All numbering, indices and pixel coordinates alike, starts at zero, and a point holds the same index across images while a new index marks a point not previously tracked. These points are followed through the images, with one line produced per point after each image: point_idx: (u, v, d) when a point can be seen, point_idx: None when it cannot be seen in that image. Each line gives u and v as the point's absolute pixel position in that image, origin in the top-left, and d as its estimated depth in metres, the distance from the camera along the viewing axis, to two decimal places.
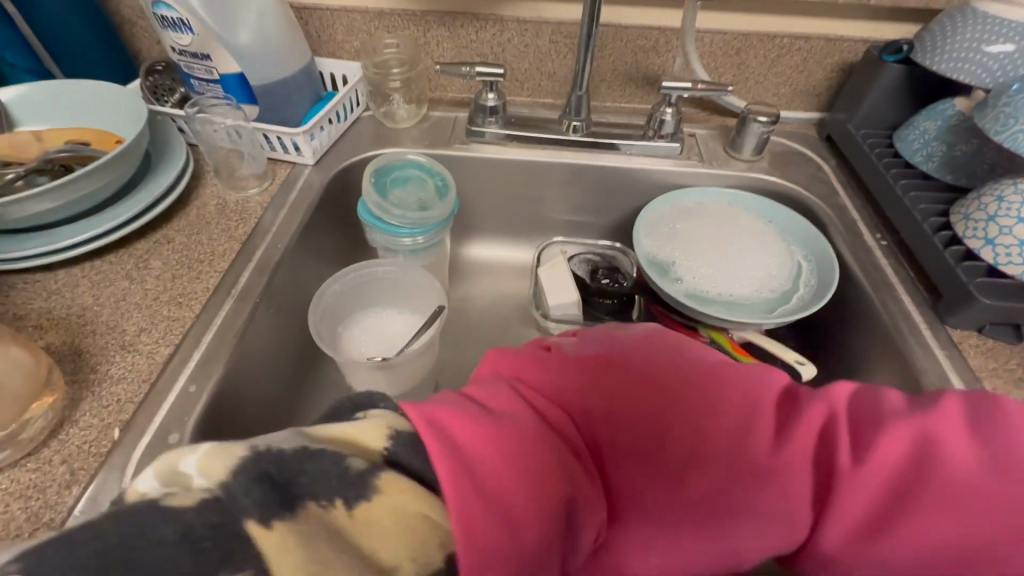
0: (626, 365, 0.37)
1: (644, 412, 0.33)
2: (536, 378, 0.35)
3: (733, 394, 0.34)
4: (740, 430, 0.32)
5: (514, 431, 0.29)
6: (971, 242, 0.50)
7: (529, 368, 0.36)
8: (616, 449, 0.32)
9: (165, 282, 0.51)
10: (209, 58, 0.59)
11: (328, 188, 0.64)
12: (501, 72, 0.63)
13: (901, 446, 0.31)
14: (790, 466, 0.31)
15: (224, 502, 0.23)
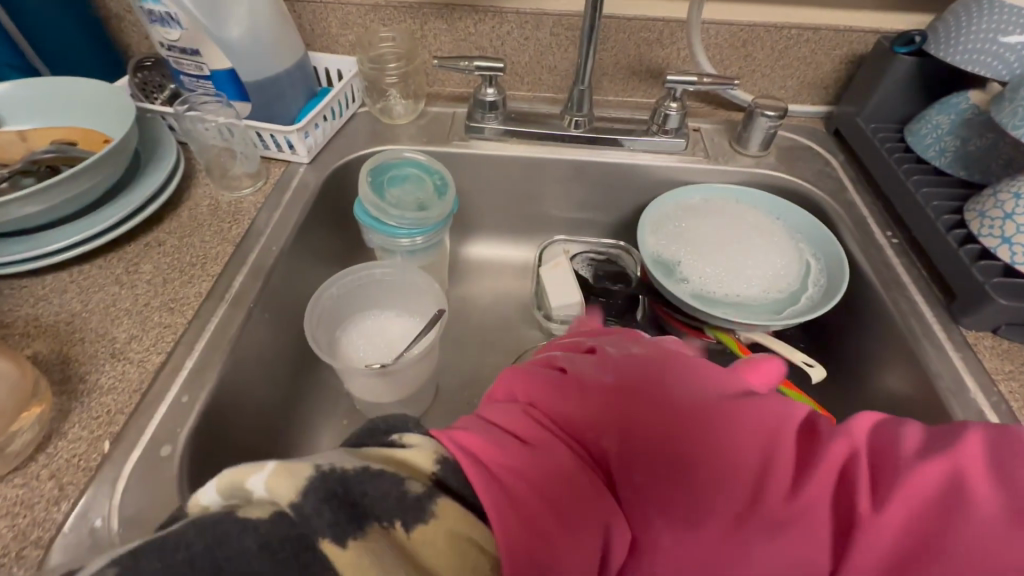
0: (642, 393, 0.35)
1: (662, 444, 0.32)
2: (553, 403, 0.34)
3: (750, 429, 0.33)
4: (758, 465, 0.31)
5: (547, 463, 0.30)
6: (987, 240, 0.48)
7: (544, 393, 0.35)
8: (634, 484, 0.31)
9: (156, 286, 0.50)
10: (198, 54, 0.57)
11: (324, 187, 0.62)
12: (500, 66, 0.61)
13: (925, 487, 0.29)
14: (810, 508, 0.29)
15: (299, 519, 0.25)
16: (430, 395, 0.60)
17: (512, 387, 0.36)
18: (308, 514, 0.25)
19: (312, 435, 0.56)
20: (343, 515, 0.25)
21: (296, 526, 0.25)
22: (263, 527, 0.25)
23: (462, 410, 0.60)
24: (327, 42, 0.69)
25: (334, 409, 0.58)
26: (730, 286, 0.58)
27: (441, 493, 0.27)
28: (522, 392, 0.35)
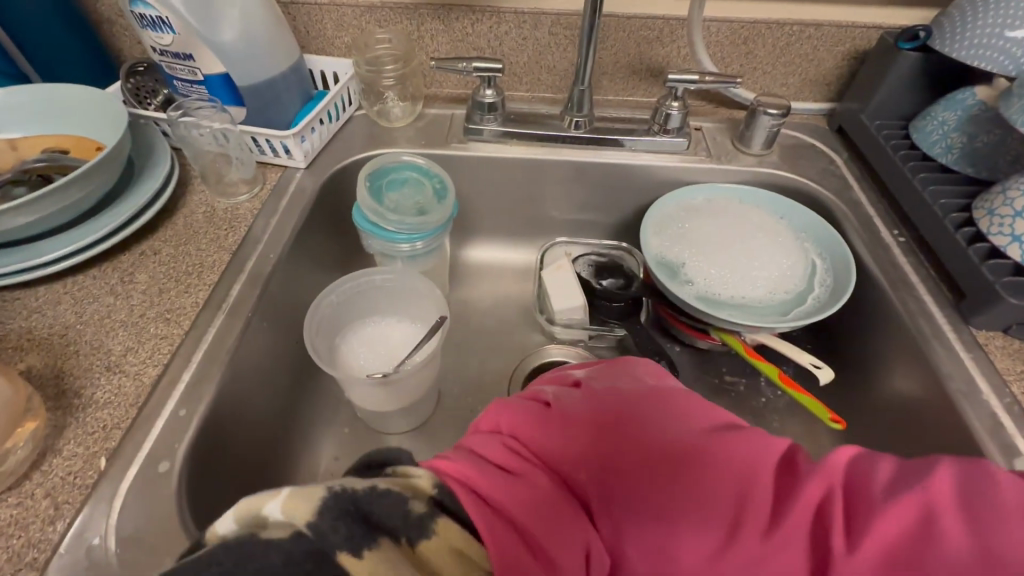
0: (621, 425, 0.35)
1: (636, 476, 0.32)
2: (535, 434, 0.35)
3: (728, 459, 0.32)
4: (734, 501, 0.30)
5: (527, 496, 0.30)
6: (997, 239, 0.47)
7: (526, 423, 0.35)
8: (612, 516, 0.31)
9: (152, 297, 0.49)
10: (191, 58, 0.56)
11: (321, 192, 0.61)
12: (499, 67, 0.60)
13: (897, 526, 0.28)
14: (789, 546, 0.28)
15: (314, 537, 0.26)
16: (432, 403, 0.59)
17: (495, 416, 0.36)
18: (323, 530, 0.26)
19: (313, 445, 0.55)
20: (357, 529, 0.26)
21: (312, 542, 0.26)
22: (284, 544, 0.25)
23: (465, 417, 0.60)
24: (322, 45, 0.68)
25: (335, 418, 0.58)
26: (735, 289, 0.58)
27: (440, 514, 0.28)
28: (501, 423, 0.36)
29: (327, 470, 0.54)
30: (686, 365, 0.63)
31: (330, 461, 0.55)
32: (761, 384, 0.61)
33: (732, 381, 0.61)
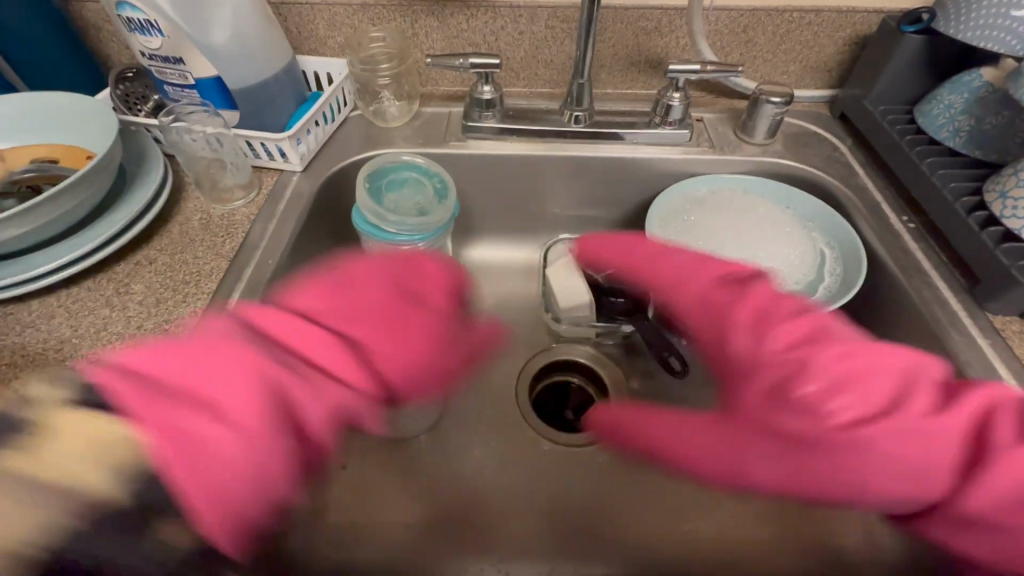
0: (822, 327, 0.37)
1: (819, 369, 0.34)
2: (725, 320, 0.40)
3: (880, 361, 0.34)
4: (891, 396, 0.34)
5: (229, 437, 0.28)
6: (1011, 222, 0.47)
7: (727, 301, 0.41)
8: (786, 401, 0.34)
9: (149, 308, 0.48)
10: (182, 62, 0.54)
11: (320, 194, 0.60)
12: (496, 62, 0.59)
13: (955, 419, 0.32)
14: (952, 436, 0.32)
15: None
16: (439, 406, 0.58)
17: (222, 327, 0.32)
18: None
19: None
20: None
21: None
22: None
23: (473, 420, 0.59)
24: (315, 45, 0.67)
25: None
26: None
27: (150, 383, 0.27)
28: (715, 282, 0.43)
29: None
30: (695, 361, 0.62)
31: None
32: None
33: None
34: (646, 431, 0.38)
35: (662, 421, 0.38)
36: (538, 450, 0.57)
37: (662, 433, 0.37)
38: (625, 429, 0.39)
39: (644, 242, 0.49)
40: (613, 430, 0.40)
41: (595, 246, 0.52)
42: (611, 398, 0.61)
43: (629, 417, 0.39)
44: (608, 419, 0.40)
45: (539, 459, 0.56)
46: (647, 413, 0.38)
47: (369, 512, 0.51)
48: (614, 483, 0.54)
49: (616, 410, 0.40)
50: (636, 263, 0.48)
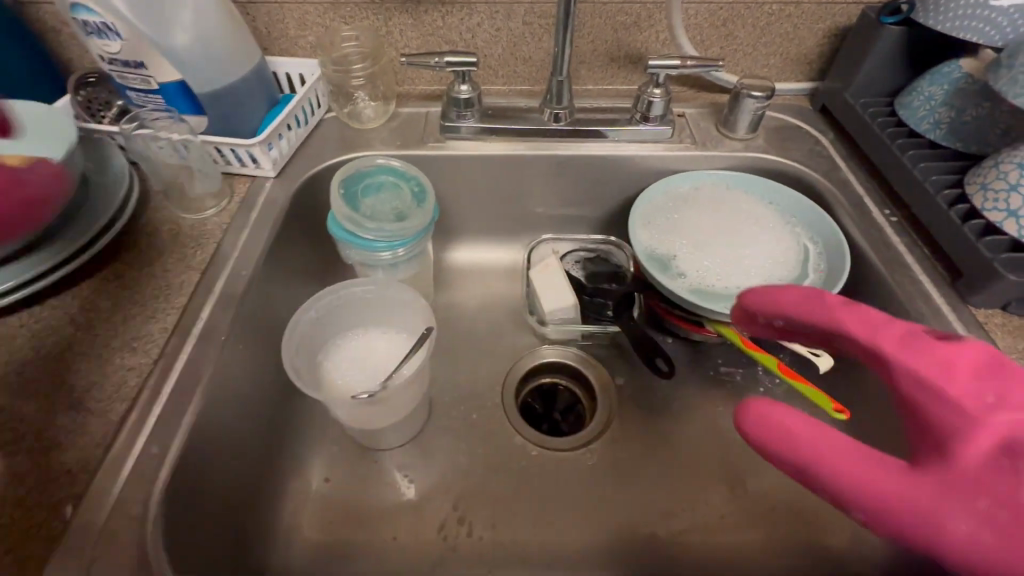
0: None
1: None
2: (928, 384, 0.30)
3: None
4: None
5: None
6: (992, 214, 0.47)
7: (939, 360, 0.31)
8: None
9: (115, 324, 0.46)
10: (143, 66, 0.52)
11: (295, 200, 0.58)
12: (473, 61, 0.57)
13: None
14: None
15: None
16: (424, 413, 0.57)
17: None
18: None
19: (301, 468, 0.53)
20: None
21: None
22: None
23: (459, 427, 0.57)
24: (286, 46, 0.64)
25: (323, 438, 0.55)
26: (728, 278, 0.56)
27: None
28: (918, 333, 0.32)
29: (316, 494, 0.52)
30: (682, 361, 0.62)
31: (321, 483, 0.53)
32: (758, 374, 0.61)
33: (728, 372, 0.61)
34: (808, 453, 0.31)
35: (839, 451, 0.31)
36: (526, 456, 0.56)
37: (827, 456, 0.31)
38: (778, 439, 0.32)
39: (815, 290, 0.36)
40: (764, 434, 0.32)
41: (749, 297, 0.40)
42: (597, 401, 0.60)
43: (792, 428, 0.32)
44: (756, 423, 0.33)
45: (527, 465, 0.55)
46: (819, 432, 0.31)
47: (355, 527, 0.50)
48: (603, 487, 0.54)
49: (771, 407, 0.33)
50: (796, 308, 0.36)
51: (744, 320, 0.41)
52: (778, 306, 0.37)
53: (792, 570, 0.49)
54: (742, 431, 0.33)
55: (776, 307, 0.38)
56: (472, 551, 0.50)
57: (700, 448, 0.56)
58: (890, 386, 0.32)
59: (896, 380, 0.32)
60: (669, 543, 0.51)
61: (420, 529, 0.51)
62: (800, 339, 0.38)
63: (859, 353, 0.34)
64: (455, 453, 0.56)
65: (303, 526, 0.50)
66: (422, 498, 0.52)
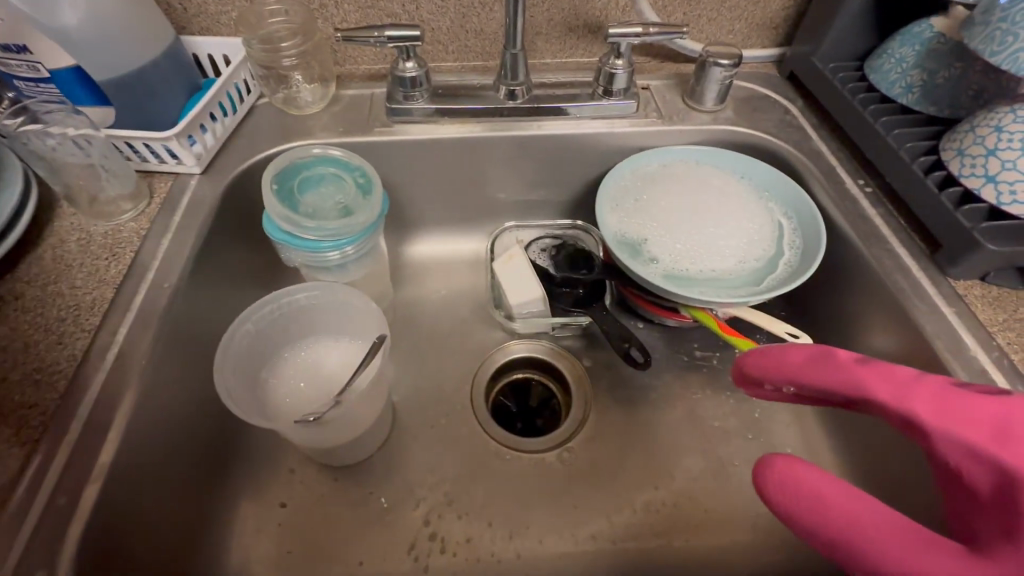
0: None
1: None
2: (970, 447, 0.33)
3: None
4: None
5: None
6: (969, 181, 0.45)
7: (972, 423, 0.34)
8: None
9: (13, 355, 0.39)
10: (27, 50, 0.44)
11: (226, 198, 0.52)
12: (417, 35, 0.51)
13: None
14: None
15: None
16: (388, 423, 0.52)
17: None
18: None
19: (252, 494, 0.48)
20: None
21: None
22: None
23: (426, 435, 0.53)
24: (206, 23, 0.57)
25: (277, 459, 0.50)
26: (703, 262, 0.53)
27: None
28: (947, 394, 0.35)
29: (272, 521, 0.47)
30: (658, 348, 0.59)
31: (276, 508, 0.48)
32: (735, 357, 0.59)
33: (704, 357, 0.59)
34: (828, 512, 0.34)
35: (860, 514, 0.33)
36: (500, 462, 0.52)
37: (854, 522, 0.33)
38: (800, 499, 0.35)
39: (827, 350, 0.40)
40: (787, 493, 0.35)
41: (759, 361, 0.43)
42: (573, 395, 0.57)
43: (813, 487, 0.34)
44: (779, 482, 0.35)
45: (502, 471, 0.52)
46: (838, 491, 0.34)
47: (317, 554, 0.46)
48: (584, 488, 0.51)
49: (793, 465, 0.36)
50: (812, 372, 0.39)
51: (750, 383, 0.44)
52: (791, 371, 0.40)
53: (779, 559, 0.48)
54: (762, 490, 0.36)
55: (787, 371, 0.41)
56: (446, 570, 0.47)
57: (680, 440, 0.54)
58: (925, 447, 0.35)
59: (932, 442, 0.35)
60: (653, 542, 0.49)
61: (388, 551, 0.47)
62: (822, 400, 0.41)
63: (890, 416, 0.37)
64: (424, 464, 0.52)
65: (258, 559, 0.45)
66: (389, 517, 0.49)
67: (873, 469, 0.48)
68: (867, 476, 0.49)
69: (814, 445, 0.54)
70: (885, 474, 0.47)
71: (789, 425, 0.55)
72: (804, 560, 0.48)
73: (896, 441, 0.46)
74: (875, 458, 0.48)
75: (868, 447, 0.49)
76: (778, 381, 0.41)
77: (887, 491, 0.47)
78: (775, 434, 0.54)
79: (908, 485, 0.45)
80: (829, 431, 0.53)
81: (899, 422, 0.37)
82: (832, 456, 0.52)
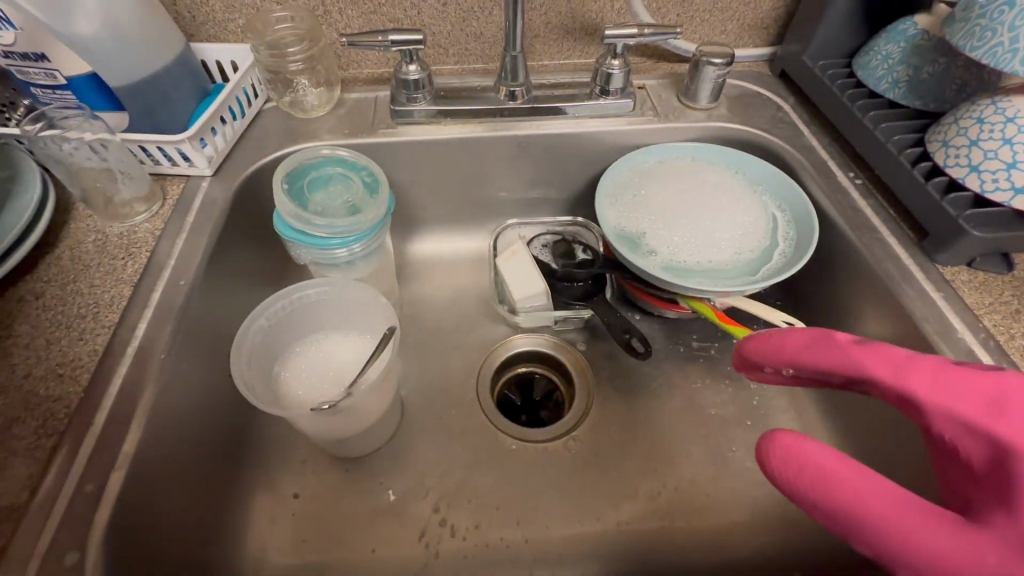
0: None
1: None
2: (964, 420, 0.35)
3: None
4: None
5: None
6: (954, 170, 0.46)
7: (969, 399, 0.35)
8: None
9: (37, 351, 0.41)
10: (46, 58, 0.46)
11: (237, 199, 0.53)
12: (420, 38, 0.53)
13: None
14: None
15: None
16: (397, 415, 0.54)
17: None
18: None
19: (266, 485, 0.50)
20: None
21: None
22: None
23: (433, 427, 0.55)
24: (214, 31, 0.59)
25: (290, 451, 0.52)
26: (701, 253, 0.55)
27: None
28: (943, 371, 0.37)
29: (286, 511, 0.49)
30: (657, 339, 0.61)
31: (290, 498, 0.49)
32: (733, 347, 0.60)
33: (702, 347, 0.61)
34: (828, 485, 0.35)
35: (857, 486, 0.35)
36: (506, 451, 0.54)
37: (853, 494, 0.35)
38: (802, 474, 0.36)
39: (826, 332, 0.41)
40: (790, 467, 0.36)
41: (759, 345, 0.44)
42: (577, 386, 0.59)
43: (814, 460, 0.36)
44: (782, 456, 0.37)
45: (508, 460, 0.53)
46: (839, 464, 0.36)
47: (332, 541, 0.48)
48: (589, 476, 0.52)
49: (797, 441, 0.37)
50: (811, 353, 0.41)
51: (752, 367, 0.46)
52: (791, 352, 0.42)
53: (777, 539, 0.49)
54: (767, 463, 0.38)
55: (788, 353, 0.42)
56: (456, 555, 0.48)
57: (681, 427, 0.55)
58: (921, 422, 0.37)
59: (927, 417, 0.37)
60: (657, 525, 0.50)
61: (400, 538, 0.48)
62: (821, 380, 0.43)
63: (887, 392, 0.39)
64: (432, 454, 0.53)
65: (274, 548, 0.47)
66: (399, 505, 0.50)
67: (870, 451, 0.50)
68: (863, 458, 0.51)
69: (811, 431, 0.55)
70: (882, 455, 0.48)
71: (787, 412, 0.57)
72: (805, 539, 0.49)
73: (891, 422, 0.47)
74: (871, 442, 0.50)
75: (865, 429, 0.51)
76: (778, 362, 0.43)
77: (882, 472, 0.48)
78: (774, 420, 0.56)
79: (902, 464, 0.46)
80: (826, 417, 0.55)
81: (896, 399, 0.38)
82: (829, 439, 0.54)
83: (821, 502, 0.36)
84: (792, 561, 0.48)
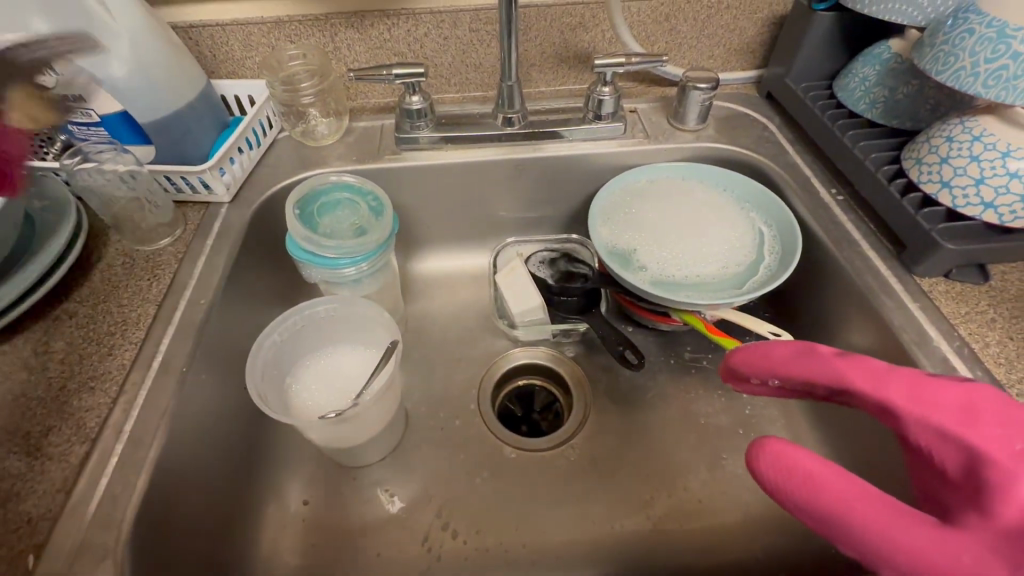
0: None
1: None
2: (939, 429, 0.37)
3: None
4: None
5: None
6: (927, 186, 0.49)
7: (944, 409, 0.37)
8: None
9: (71, 366, 0.45)
10: (83, 100, 0.51)
11: (252, 223, 0.57)
12: (422, 71, 0.57)
13: None
14: None
15: None
16: (402, 425, 0.57)
17: None
18: None
19: (278, 492, 0.53)
20: None
21: None
22: None
23: (436, 437, 0.57)
24: (233, 67, 0.64)
25: (299, 461, 0.55)
26: (688, 268, 0.57)
27: None
28: (920, 383, 0.38)
29: (297, 518, 0.52)
30: (651, 351, 0.63)
31: (299, 506, 0.52)
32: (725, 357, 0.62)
33: (695, 358, 0.63)
34: (816, 490, 0.37)
35: (843, 490, 0.36)
36: (503, 460, 0.56)
37: (840, 500, 0.36)
38: (792, 480, 0.38)
39: (810, 345, 0.43)
40: (780, 473, 0.38)
41: (746, 358, 0.46)
42: (574, 397, 0.61)
43: (801, 466, 0.38)
44: (772, 463, 0.38)
45: (507, 468, 0.55)
46: (827, 470, 0.37)
47: (338, 546, 0.50)
48: (585, 483, 0.54)
49: (787, 449, 0.38)
50: (795, 365, 0.43)
51: (741, 379, 0.47)
52: (776, 364, 0.44)
53: (769, 546, 0.51)
54: (758, 470, 0.39)
55: (773, 364, 0.44)
56: (456, 558, 0.50)
57: (675, 436, 0.57)
58: (899, 431, 0.39)
59: (905, 426, 0.38)
60: (651, 531, 0.52)
61: (403, 543, 0.51)
62: (804, 391, 0.44)
63: (867, 403, 0.40)
64: (434, 463, 0.55)
65: (284, 552, 0.50)
66: (402, 511, 0.52)
67: (858, 457, 0.51)
68: (851, 465, 0.52)
69: (801, 439, 0.57)
70: (869, 461, 0.50)
71: (777, 421, 0.58)
72: (795, 544, 0.51)
73: (875, 429, 0.49)
74: (857, 449, 0.52)
75: (853, 436, 0.52)
76: (765, 373, 0.45)
77: (869, 478, 0.50)
78: (765, 429, 0.58)
79: (889, 471, 0.47)
80: (815, 425, 0.57)
81: (876, 409, 0.40)
82: (819, 447, 0.55)
83: (811, 508, 0.37)
84: (781, 565, 0.50)
